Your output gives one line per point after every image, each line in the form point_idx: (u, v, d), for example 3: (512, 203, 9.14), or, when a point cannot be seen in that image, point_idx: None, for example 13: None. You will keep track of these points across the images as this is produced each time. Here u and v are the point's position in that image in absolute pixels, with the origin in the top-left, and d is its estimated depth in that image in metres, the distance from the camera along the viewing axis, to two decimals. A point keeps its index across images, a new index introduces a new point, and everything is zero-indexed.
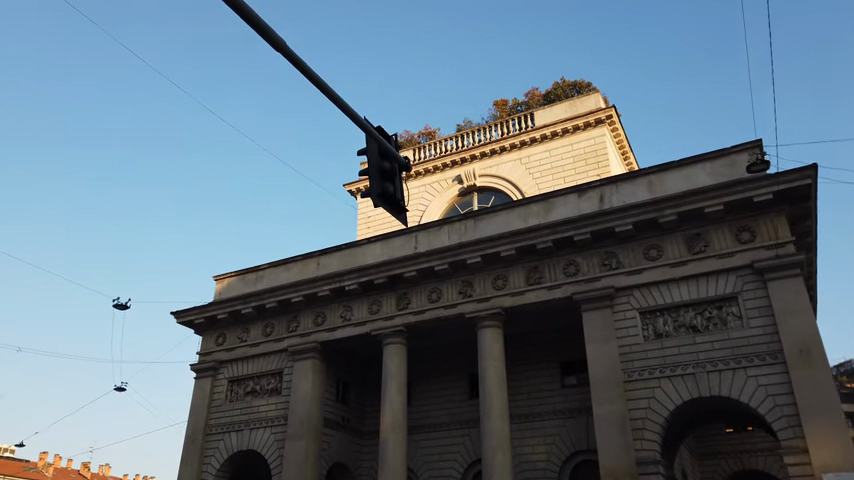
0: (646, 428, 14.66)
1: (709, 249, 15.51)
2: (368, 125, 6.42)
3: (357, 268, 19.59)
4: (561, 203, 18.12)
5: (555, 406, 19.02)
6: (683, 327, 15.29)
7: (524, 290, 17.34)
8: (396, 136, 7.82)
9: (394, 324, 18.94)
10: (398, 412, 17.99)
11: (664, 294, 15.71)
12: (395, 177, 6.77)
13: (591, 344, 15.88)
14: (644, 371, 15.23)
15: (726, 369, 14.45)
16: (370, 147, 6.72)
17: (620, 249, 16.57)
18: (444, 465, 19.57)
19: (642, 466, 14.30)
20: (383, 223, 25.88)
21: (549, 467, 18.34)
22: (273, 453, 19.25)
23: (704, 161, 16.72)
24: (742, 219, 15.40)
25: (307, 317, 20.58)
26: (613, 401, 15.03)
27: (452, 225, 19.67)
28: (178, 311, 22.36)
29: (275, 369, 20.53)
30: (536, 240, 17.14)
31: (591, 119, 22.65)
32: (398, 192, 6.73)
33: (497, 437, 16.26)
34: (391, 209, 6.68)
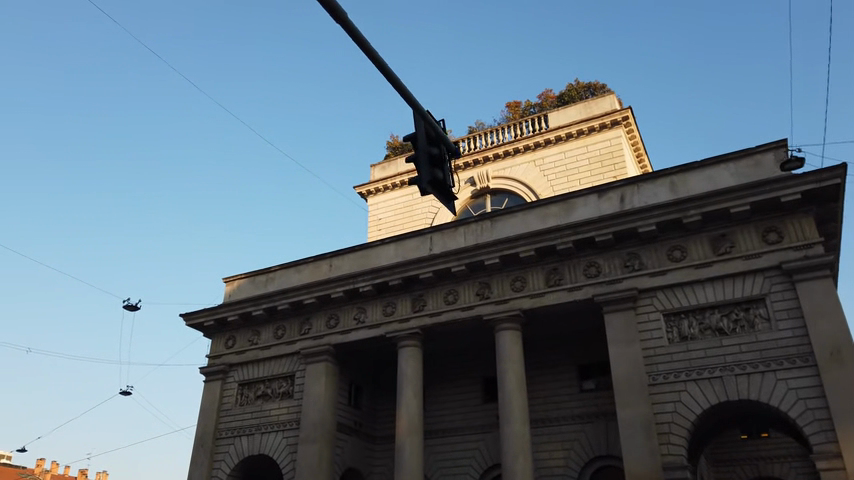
0: (672, 433, 14.32)
1: (734, 250, 15.21)
2: (424, 107, 6.09)
3: (372, 270, 19.26)
4: (581, 204, 17.82)
5: (573, 411, 18.68)
6: (709, 330, 14.98)
7: (543, 292, 17.02)
8: (443, 123, 7.52)
9: (409, 326, 18.59)
10: (415, 416, 17.63)
11: (689, 296, 15.40)
12: (443, 163, 6.47)
13: (614, 346, 15.56)
14: (670, 374, 14.90)
15: (755, 372, 14.12)
16: (418, 132, 6.42)
17: (643, 250, 16.26)
18: (459, 470, 19.22)
19: (669, 471, 13.95)
20: (394, 226, 25.56)
21: (567, 472, 18.00)
22: (285, 458, 18.89)
23: (728, 161, 16.43)
24: (768, 219, 15.11)
25: (320, 319, 20.25)
26: (638, 405, 14.69)
27: (468, 226, 19.35)
28: (188, 313, 21.98)
29: (287, 372, 20.18)
30: (556, 241, 16.83)
31: (606, 120, 22.41)
32: (448, 178, 6.42)
33: (518, 442, 15.90)
34: (440, 198, 6.39)
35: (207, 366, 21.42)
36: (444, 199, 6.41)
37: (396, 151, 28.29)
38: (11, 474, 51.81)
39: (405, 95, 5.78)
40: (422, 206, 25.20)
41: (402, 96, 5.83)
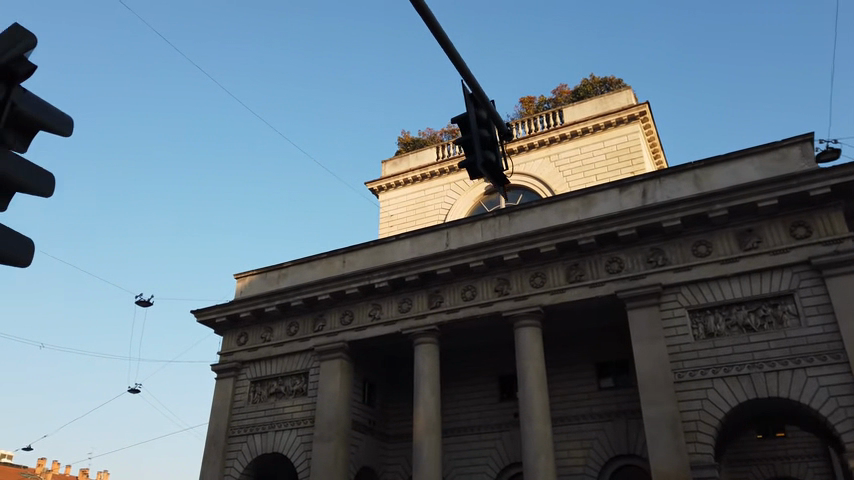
0: (699, 431, 14.06)
1: (762, 245, 14.93)
2: (482, 86, 5.81)
3: (387, 266, 18.96)
4: (601, 199, 17.55)
5: (591, 409, 18.40)
6: (736, 326, 14.73)
7: (564, 288, 16.72)
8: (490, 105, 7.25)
9: (426, 322, 18.29)
10: (433, 413, 17.34)
11: (714, 292, 15.14)
12: (496, 146, 6.19)
13: (637, 343, 15.29)
14: (696, 371, 14.64)
15: (784, 370, 13.87)
16: (468, 113, 6.16)
17: (667, 245, 15.98)
18: (476, 469, 18.94)
19: (697, 470, 13.69)
20: (406, 222, 25.25)
21: (586, 471, 17.72)
22: (299, 456, 18.60)
23: (753, 154, 16.13)
24: (796, 214, 14.83)
25: (333, 315, 19.95)
26: (664, 403, 14.42)
27: (485, 222, 19.04)
28: (199, 309, 21.71)
29: (301, 369, 19.89)
30: (578, 236, 16.54)
31: (623, 115, 22.15)
32: (501, 162, 6.15)
33: (539, 440, 15.65)
34: (493, 182, 6.11)
35: (219, 363, 21.12)
36: (498, 183, 6.13)
37: (407, 147, 28.00)
38: (13, 474, 51.28)
39: (464, 74, 5.49)
40: (435, 202, 24.94)
41: (461, 77, 5.54)
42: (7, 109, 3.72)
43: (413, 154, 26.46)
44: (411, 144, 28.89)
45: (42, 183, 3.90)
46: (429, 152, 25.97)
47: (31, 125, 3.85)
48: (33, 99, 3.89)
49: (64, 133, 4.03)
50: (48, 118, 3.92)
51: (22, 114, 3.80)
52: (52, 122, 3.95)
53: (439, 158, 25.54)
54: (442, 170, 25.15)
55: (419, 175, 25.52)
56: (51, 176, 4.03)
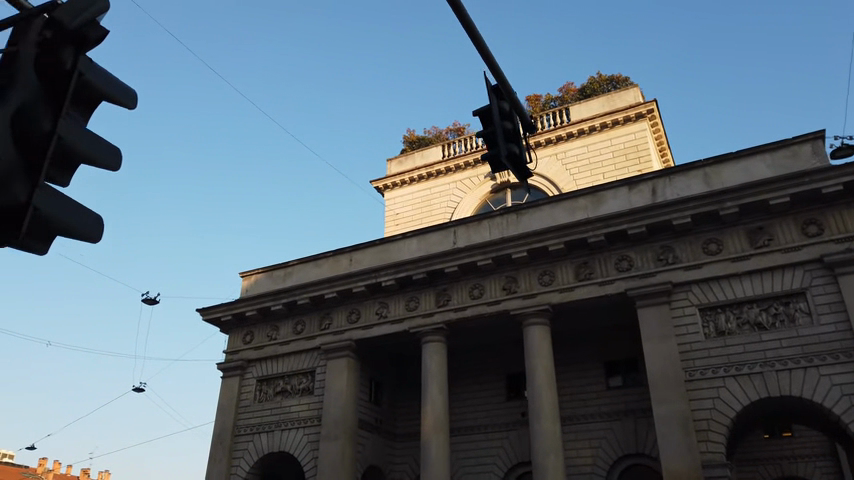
0: (711, 430, 13.96)
1: (773, 243, 14.84)
2: (506, 77, 5.72)
3: (394, 264, 18.87)
4: (610, 197, 17.46)
5: (600, 408, 18.31)
6: (747, 325, 14.64)
7: (573, 286, 16.63)
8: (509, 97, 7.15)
9: (434, 321, 18.21)
10: (441, 412, 17.25)
11: (725, 290, 15.05)
12: (519, 139, 6.11)
13: (648, 342, 15.20)
14: (707, 370, 14.54)
15: (796, 368, 13.77)
16: (491, 105, 6.07)
17: (677, 243, 15.89)
18: (483, 469, 18.85)
19: (708, 469, 13.60)
20: (412, 220, 25.15)
21: (595, 471, 17.63)
22: (306, 455, 18.52)
23: (763, 152, 16.04)
24: (808, 211, 14.73)
25: (340, 314, 19.87)
26: (675, 401, 14.32)
27: (492, 220, 18.94)
28: (205, 307, 21.62)
29: (307, 368, 19.81)
30: (587, 234, 16.46)
31: (630, 113, 22.07)
32: (525, 154, 6.07)
33: (548, 438, 15.56)
34: (517, 175, 6.03)
35: (225, 361, 21.03)
36: (522, 175, 6.05)
37: (413, 146, 27.92)
38: (15, 473, 51.18)
39: (490, 64, 5.41)
40: (441, 200, 24.87)
41: (487, 67, 5.46)
42: (72, 75, 3.41)
43: (418, 152, 26.37)
44: (416, 142, 28.82)
45: (112, 157, 3.51)
46: (435, 150, 25.90)
47: (96, 94, 3.48)
48: (98, 67, 3.54)
49: (130, 107, 3.64)
50: (112, 89, 3.55)
51: (88, 83, 3.46)
52: (117, 93, 3.56)
53: (445, 156, 25.49)
54: (447, 169, 25.09)
55: (425, 173, 25.45)
56: (118, 151, 3.62)
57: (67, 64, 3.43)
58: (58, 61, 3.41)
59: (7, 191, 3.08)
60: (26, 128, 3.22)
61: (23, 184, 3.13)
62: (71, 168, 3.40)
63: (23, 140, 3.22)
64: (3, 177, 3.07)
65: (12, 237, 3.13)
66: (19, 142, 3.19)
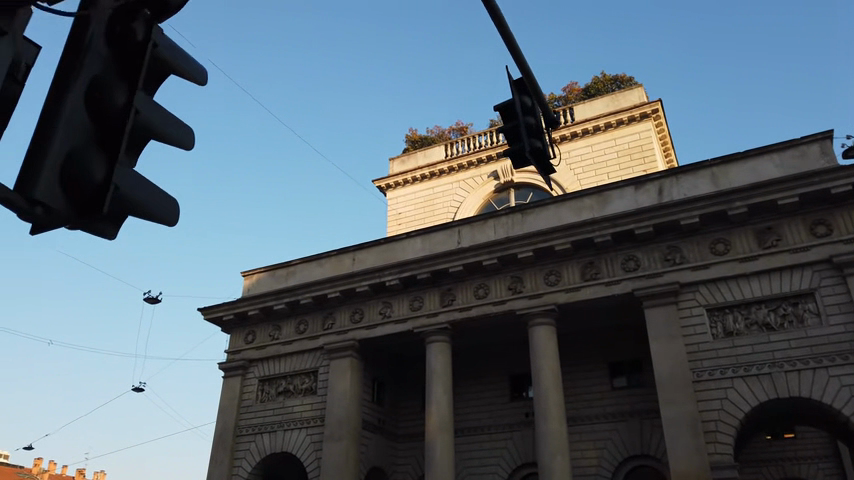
0: (719, 431, 13.87)
1: (781, 243, 14.77)
2: (532, 72, 5.59)
3: (399, 263, 18.74)
4: (617, 197, 17.37)
5: (605, 409, 18.21)
6: (756, 325, 14.57)
7: (579, 286, 16.54)
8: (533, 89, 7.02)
9: (438, 321, 18.09)
10: (446, 413, 17.12)
11: (733, 291, 14.98)
12: (544, 134, 5.98)
13: (655, 342, 15.10)
14: (715, 370, 14.46)
15: (806, 369, 13.70)
16: (514, 100, 5.97)
17: (684, 243, 15.80)
18: (487, 470, 18.74)
19: (717, 471, 13.51)
20: (414, 220, 25.01)
21: (600, 472, 17.54)
22: (309, 456, 18.37)
23: (771, 152, 15.97)
24: (816, 212, 14.67)
25: (343, 313, 19.74)
26: (683, 402, 14.22)
27: (497, 219, 18.83)
28: (206, 307, 21.45)
29: (310, 368, 19.67)
30: (593, 233, 16.36)
31: (635, 113, 21.99)
32: (548, 149, 5.92)
33: (555, 439, 15.45)
34: (541, 171, 5.90)
35: (227, 361, 20.86)
36: (547, 171, 5.92)
37: (415, 145, 27.82)
38: (10, 474, 50.81)
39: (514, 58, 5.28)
40: (444, 199, 24.77)
41: (514, 60, 5.35)
42: (146, 48, 3.15)
43: (421, 152, 26.25)
44: (419, 141, 28.70)
45: (182, 134, 3.31)
46: (438, 150, 25.79)
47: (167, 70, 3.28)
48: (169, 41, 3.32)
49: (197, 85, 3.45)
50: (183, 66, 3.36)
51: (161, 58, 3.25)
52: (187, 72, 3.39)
53: (447, 155, 25.40)
54: (450, 168, 24.99)
55: (427, 173, 25.33)
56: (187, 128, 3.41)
57: (138, 36, 3.18)
58: (130, 32, 3.16)
59: (84, 168, 2.92)
60: (100, 105, 3.01)
61: (100, 163, 2.95)
62: (141, 145, 3.13)
63: (101, 117, 3.02)
64: (83, 153, 2.93)
65: (91, 217, 2.91)
66: (96, 120, 3.01)
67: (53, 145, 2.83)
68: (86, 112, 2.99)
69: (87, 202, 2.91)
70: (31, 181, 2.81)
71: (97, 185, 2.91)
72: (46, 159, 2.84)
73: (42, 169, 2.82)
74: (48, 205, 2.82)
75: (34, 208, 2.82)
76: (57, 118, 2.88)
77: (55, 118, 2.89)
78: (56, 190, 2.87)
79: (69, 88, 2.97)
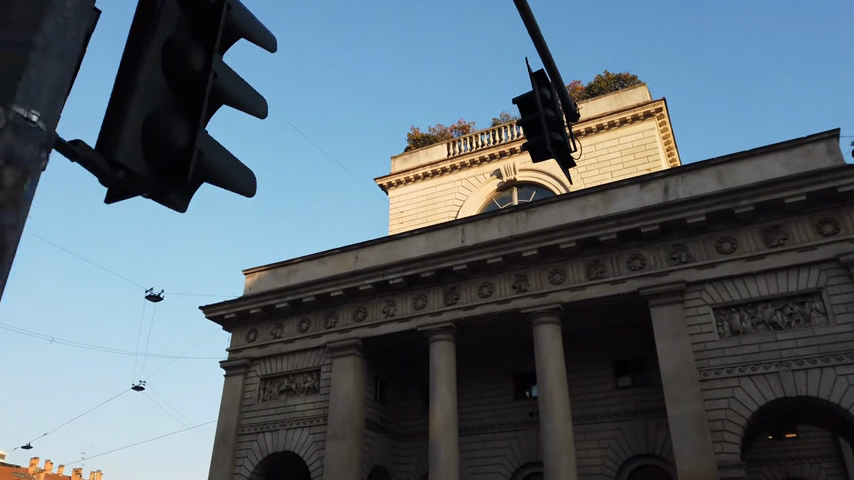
0: (726, 430, 13.81)
1: (788, 242, 14.72)
2: (552, 64, 5.50)
3: (402, 261, 18.64)
4: (622, 195, 17.31)
5: (609, 408, 18.16)
6: (762, 324, 14.52)
7: (585, 285, 16.47)
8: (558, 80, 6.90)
9: (442, 319, 18.00)
10: (450, 412, 17.04)
11: (740, 289, 14.94)
12: (564, 127, 5.90)
13: (661, 341, 15.05)
14: (722, 369, 14.40)
15: (813, 368, 13.64)
16: (533, 92, 5.90)
17: (690, 242, 15.75)
18: (490, 469, 18.68)
19: (724, 470, 13.45)
20: (416, 218, 24.91)
21: (604, 471, 17.48)
22: (312, 455, 18.27)
23: (777, 150, 15.92)
24: (823, 211, 14.62)
25: (346, 312, 19.64)
26: (690, 401, 14.15)
27: (501, 218, 18.77)
28: (207, 305, 21.32)
29: (312, 367, 19.57)
30: (599, 232, 16.30)
31: (639, 112, 21.94)
32: (569, 141, 5.82)
33: (560, 439, 15.37)
34: (561, 164, 5.82)
35: (228, 360, 20.75)
36: (568, 165, 5.83)
37: (416, 143, 27.75)
38: (8, 473, 50.77)
39: (537, 46, 5.19)
40: (446, 198, 24.70)
41: (537, 51, 5.28)
42: (221, 11, 2.87)
43: (423, 150, 26.15)
44: (421, 140, 28.62)
45: (251, 103, 3.16)
46: (440, 148, 25.72)
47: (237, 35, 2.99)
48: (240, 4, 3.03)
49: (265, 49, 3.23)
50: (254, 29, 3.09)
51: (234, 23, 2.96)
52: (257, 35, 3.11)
53: (450, 154, 25.33)
54: (452, 167, 24.92)
55: (430, 171, 25.24)
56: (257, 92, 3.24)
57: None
58: None
59: (167, 131, 2.56)
60: (180, 68, 2.67)
61: (183, 127, 2.62)
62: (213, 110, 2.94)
63: (176, 79, 2.68)
64: (164, 115, 2.58)
65: (174, 185, 2.63)
66: (173, 83, 2.67)
67: (133, 108, 2.48)
68: (163, 74, 2.64)
69: (171, 168, 2.61)
70: (111, 142, 2.44)
71: (182, 151, 2.61)
72: (126, 119, 2.47)
73: (122, 131, 2.46)
74: (132, 170, 2.49)
75: (115, 173, 2.47)
76: (134, 79, 2.53)
77: (134, 78, 2.53)
78: (137, 153, 2.51)
79: (144, 49, 2.62)
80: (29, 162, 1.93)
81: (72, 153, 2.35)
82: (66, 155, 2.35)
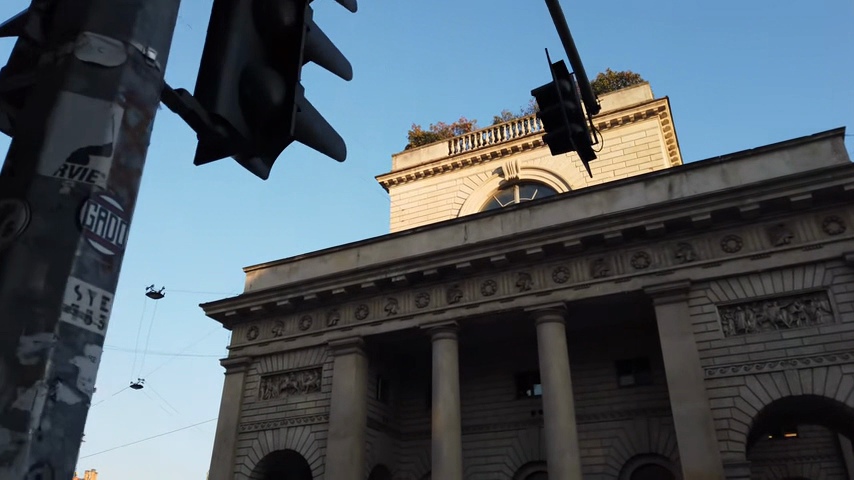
0: (731, 429, 13.77)
1: (793, 240, 14.69)
2: (575, 54, 5.42)
3: (405, 259, 18.55)
4: (626, 193, 17.27)
5: (612, 407, 18.12)
6: (767, 322, 14.49)
7: (589, 283, 16.42)
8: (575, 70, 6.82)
9: (445, 317, 17.93)
10: (453, 411, 16.96)
11: (745, 288, 14.91)
12: (585, 118, 5.84)
13: (666, 339, 15.00)
14: (727, 368, 14.35)
15: (819, 366, 13.61)
16: (555, 83, 5.83)
17: (695, 240, 15.72)
18: (492, 468, 18.61)
19: (730, 469, 13.40)
20: (417, 216, 24.83)
21: (607, 471, 17.42)
22: (313, 454, 18.16)
23: (782, 149, 15.91)
24: (829, 209, 14.61)
25: (348, 309, 19.55)
26: (695, 400, 14.10)
27: (505, 216, 18.70)
28: (207, 303, 21.18)
29: (314, 365, 19.47)
30: (603, 230, 16.24)
31: (641, 111, 21.94)
32: (589, 132, 5.77)
33: (564, 437, 15.29)
34: (582, 156, 5.76)
35: (229, 358, 20.62)
36: (589, 156, 5.78)
37: (417, 141, 27.66)
38: None
39: (562, 34, 5.12)
40: (447, 196, 24.63)
41: (562, 41, 5.20)
42: None
43: (424, 148, 26.06)
44: (422, 138, 28.53)
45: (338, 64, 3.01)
46: (441, 146, 25.65)
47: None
48: None
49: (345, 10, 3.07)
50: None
51: None
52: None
53: (451, 152, 25.26)
54: (454, 164, 24.85)
55: (431, 169, 25.16)
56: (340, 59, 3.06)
57: None
58: None
59: (263, 86, 2.46)
60: (268, 20, 2.58)
61: (277, 81, 2.51)
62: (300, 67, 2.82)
63: (266, 33, 2.60)
64: (259, 69, 2.49)
65: (275, 141, 2.50)
66: (263, 37, 2.60)
67: (229, 59, 2.41)
68: (253, 28, 2.56)
69: (269, 125, 2.49)
70: (210, 94, 2.37)
71: (279, 106, 2.48)
72: (223, 70, 2.40)
73: (220, 84, 2.38)
74: (232, 125, 2.40)
75: (215, 128, 2.38)
76: (227, 31, 2.47)
77: (227, 30, 2.47)
78: (236, 107, 2.43)
79: (234, 2, 2.54)
80: (149, 104, 2.17)
81: (178, 102, 2.27)
82: (172, 105, 2.27)
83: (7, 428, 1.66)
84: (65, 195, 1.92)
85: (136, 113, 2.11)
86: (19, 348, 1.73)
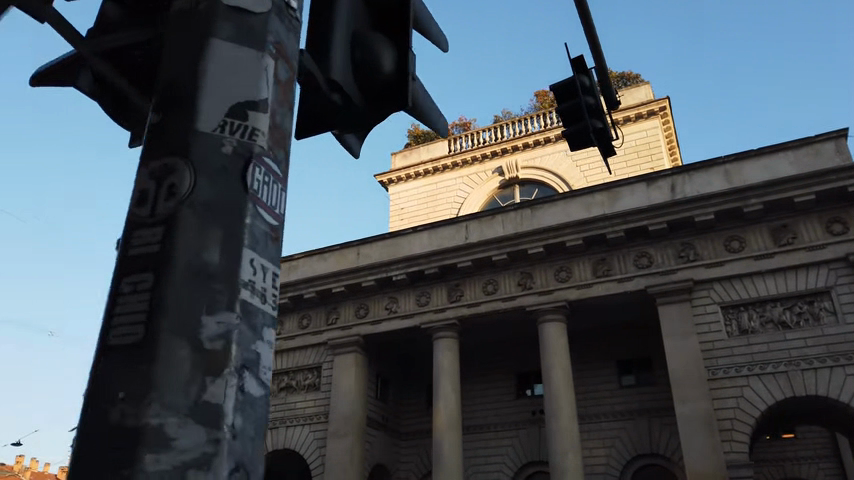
0: (735, 430, 13.74)
1: (796, 241, 14.68)
2: (597, 49, 5.31)
3: (406, 258, 18.44)
4: (629, 193, 17.23)
5: (613, 407, 18.08)
6: (771, 323, 14.47)
7: (591, 282, 16.36)
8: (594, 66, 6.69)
9: (446, 316, 17.83)
10: (453, 410, 16.86)
11: (748, 288, 14.88)
12: (605, 114, 5.73)
13: (669, 340, 14.96)
14: (730, 368, 14.32)
15: (823, 367, 13.59)
16: (573, 78, 5.74)
17: (698, 240, 15.68)
18: (492, 468, 18.54)
19: (733, 469, 13.36)
20: (417, 215, 24.73)
21: (608, 471, 17.36)
22: (313, 453, 18.02)
23: (785, 149, 15.91)
24: (833, 210, 14.60)
25: (348, 308, 19.42)
26: (699, 401, 14.06)
27: (506, 215, 18.63)
28: None
29: (313, 364, 19.34)
30: (606, 229, 16.20)
31: (642, 110, 21.96)
32: (610, 128, 5.64)
33: (567, 438, 15.20)
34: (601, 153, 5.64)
35: None
36: (608, 153, 5.65)
37: (417, 140, 27.56)
38: None
39: (586, 30, 5.05)
40: (447, 195, 24.54)
41: (585, 34, 5.10)
42: None
43: (424, 147, 25.95)
44: (421, 137, 28.43)
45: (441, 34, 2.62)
46: (441, 145, 25.56)
47: None
48: None
49: None
50: None
51: None
52: None
53: (451, 151, 25.18)
54: (454, 163, 24.77)
55: (431, 168, 25.05)
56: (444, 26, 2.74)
57: None
58: None
59: (377, 53, 2.13)
60: None
61: (391, 47, 2.16)
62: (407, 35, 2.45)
63: None
64: (371, 34, 2.16)
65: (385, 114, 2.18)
66: None
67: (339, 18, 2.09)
68: None
69: (382, 99, 2.17)
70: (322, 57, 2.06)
71: (392, 76, 2.15)
72: (336, 31, 2.08)
73: (333, 48, 2.07)
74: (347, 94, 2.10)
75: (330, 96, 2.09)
76: None
77: None
78: (349, 71, 2.12)
79: None
80: (294, 58, 1.86)
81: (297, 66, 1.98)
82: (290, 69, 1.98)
83: (204, 427, 1.36)
84: (228, 154, 1.59)
85: (285, 66, 1.80)
86: (203, 329, 1.43)
